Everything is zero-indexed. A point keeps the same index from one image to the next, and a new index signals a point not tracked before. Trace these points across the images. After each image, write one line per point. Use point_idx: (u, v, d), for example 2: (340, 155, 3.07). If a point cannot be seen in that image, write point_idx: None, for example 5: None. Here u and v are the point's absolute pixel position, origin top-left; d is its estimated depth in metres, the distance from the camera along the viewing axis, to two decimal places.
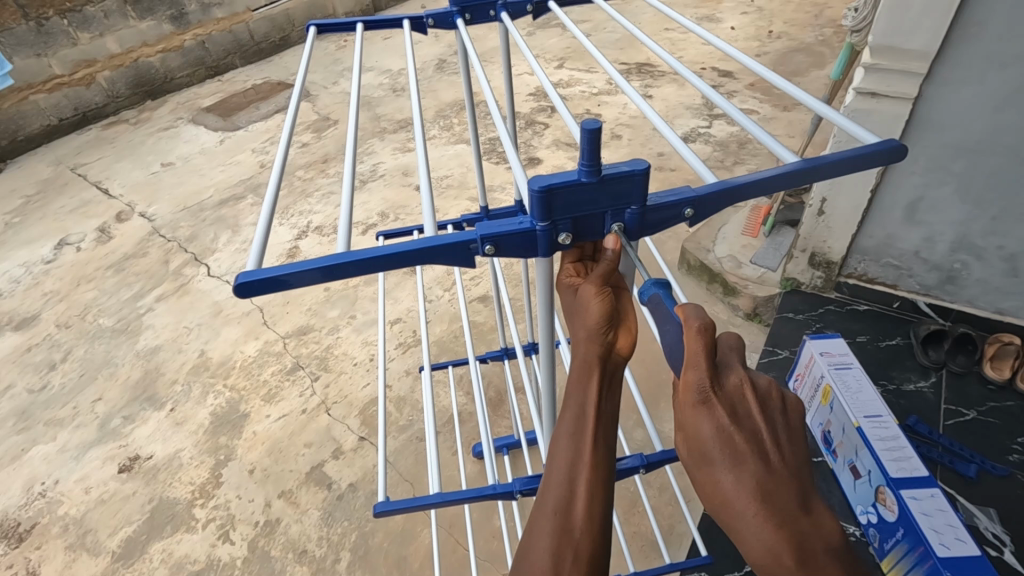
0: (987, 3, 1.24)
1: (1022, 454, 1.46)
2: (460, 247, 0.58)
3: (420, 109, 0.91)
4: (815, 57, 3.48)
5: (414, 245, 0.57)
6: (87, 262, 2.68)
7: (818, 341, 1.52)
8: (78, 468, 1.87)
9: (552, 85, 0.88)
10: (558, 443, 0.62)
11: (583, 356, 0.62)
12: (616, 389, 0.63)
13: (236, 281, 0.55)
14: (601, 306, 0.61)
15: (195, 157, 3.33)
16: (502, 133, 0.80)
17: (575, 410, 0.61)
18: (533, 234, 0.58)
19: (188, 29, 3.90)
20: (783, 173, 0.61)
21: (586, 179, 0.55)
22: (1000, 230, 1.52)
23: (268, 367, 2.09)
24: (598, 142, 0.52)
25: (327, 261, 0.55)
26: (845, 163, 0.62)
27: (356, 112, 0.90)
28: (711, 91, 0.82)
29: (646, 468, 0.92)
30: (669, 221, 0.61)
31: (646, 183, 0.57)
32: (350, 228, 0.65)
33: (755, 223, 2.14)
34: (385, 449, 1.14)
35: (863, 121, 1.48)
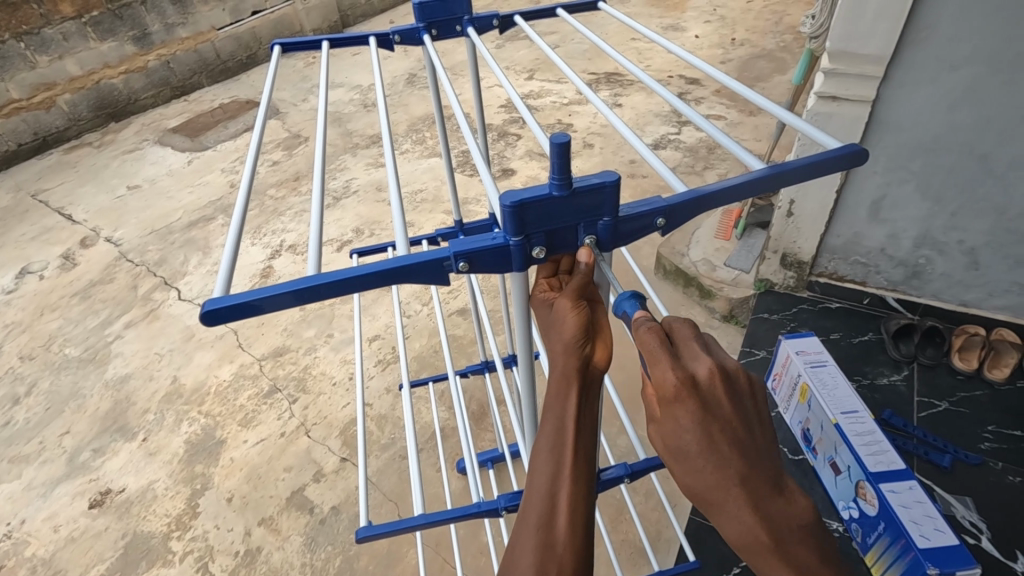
0: (934, 8, 1.29)
1: (993, 442, 1.50)
2: (434, 265, 0.57)
3: (389, 126, 0.90)
4: (776, 62, 3.59)
5: (385, 265, 0.56)
6: (51, 291, 2.59)
7: (793, 340, 1.55)
8: (45, 506, 1.80)
9: (520, 97, 0.88)
10: (539, 457, 0.61)
11: (562, 369, 0.61)
12: (594, 400, 0.63)
13: (201, 309, 0.54)
14: (577, 319, 0.61)
15: (162, 179, 3.26)
16: (473, 148, 0.79)
17: (555, 424, 0.61)
18: (506, 249, 0.58)
19: (151, 50, 3.84)
20: (750, 181, 0.62)
21: (558, 193, 0.55)
22: (960, 225, 1.57)
23: (244, 391, 2.04)
24: (568, 156, 0.52)
25: (299, 284, 0.54)
26: (812, 168, 0.63)
27: (324, 130, 0.89)
28: (677, 100, 0.83)
29: (630, 477, 0.92)
30: (641, 231, 0.62)
31: (617, 195, 0.57)
32: (320, 249, 0.64)
33: (727, 226, 2.17)
34: (366, 470, 1.12)
35: (824, 124, 1.52)
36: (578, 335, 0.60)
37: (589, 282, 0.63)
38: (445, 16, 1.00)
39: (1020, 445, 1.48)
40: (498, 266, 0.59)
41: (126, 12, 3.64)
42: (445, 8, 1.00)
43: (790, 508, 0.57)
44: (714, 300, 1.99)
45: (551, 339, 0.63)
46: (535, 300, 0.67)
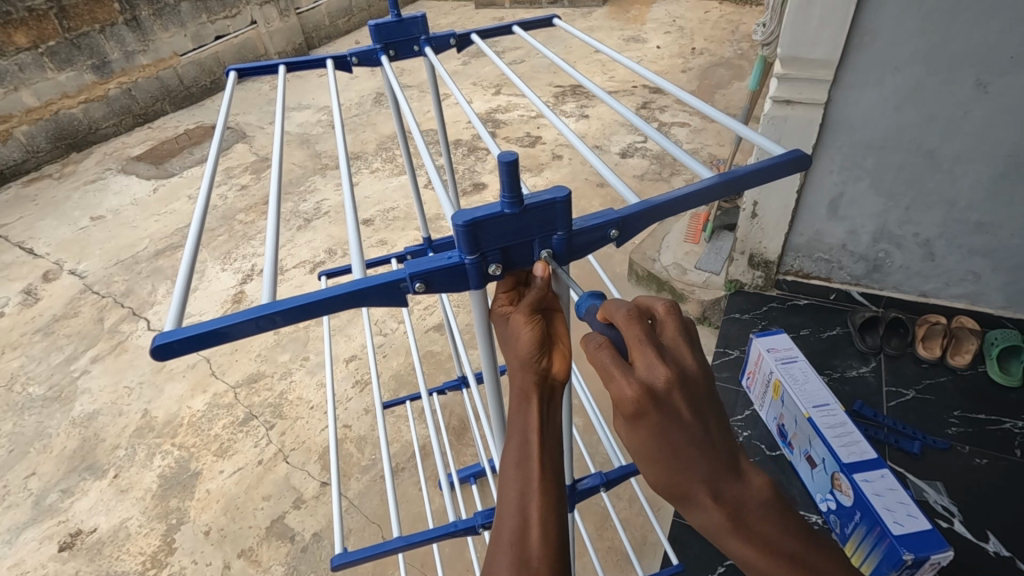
0: (877, 13, 1.35)
1: (960, 426, 1.54)
2: (390, 286, 0.57)
3: (346, 148, 0.90)
4: (734, 69, 3.70)
5: (336, 290, 0.55)
6: (12, 328, 2.50)
7: (764, 338, 1.58)
8: (10, 553, 1.72)
9: (477, 114, 0.89)
10: (508, 474, 0.62)
11: (520, 384, 0.61)
12: (556, 409, 0.63)
13: (151, 344, 0.53)
14: (532, 333, 0.60)
15: (126, 208, 3.20)
16: (431, 166, 0.80)
17: (520, 437, 0.61)
18: (462, 267, 0.58)
19: (111, 78, 3.78)
20: (701, 190, 0.63)
21: (509, 210, 0.56)
22: (914, 218, 1.63)
23: (218, 421, 1.99)
24: (516, 173, 0.53)
25: (254, 312, 0.54)
26: (758, 174, 0.65)
27: (281, 157, 0.88)
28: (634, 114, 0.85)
29: (606, 486, 0.93)
30: (596, 243, 0.63)
31: (568, 210, 0.58)
32: (275, 276, 0.64)
33: (696, 230, 2.21)
34: (338, 490, 1.09)
35: (781, 127, 1.58)
36: (534, 347, 0.60)
37: (544, 293, 0.63)
38: (402, 37, 1.01)
39: (984, 428, 1.53)
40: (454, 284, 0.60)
41: (84, 41, 3.59)
42: (401, 29, 1.01)
43: (748, 489, 0.57)
44: (686, 302, 2.03)
45: (508, 353, 0.62)
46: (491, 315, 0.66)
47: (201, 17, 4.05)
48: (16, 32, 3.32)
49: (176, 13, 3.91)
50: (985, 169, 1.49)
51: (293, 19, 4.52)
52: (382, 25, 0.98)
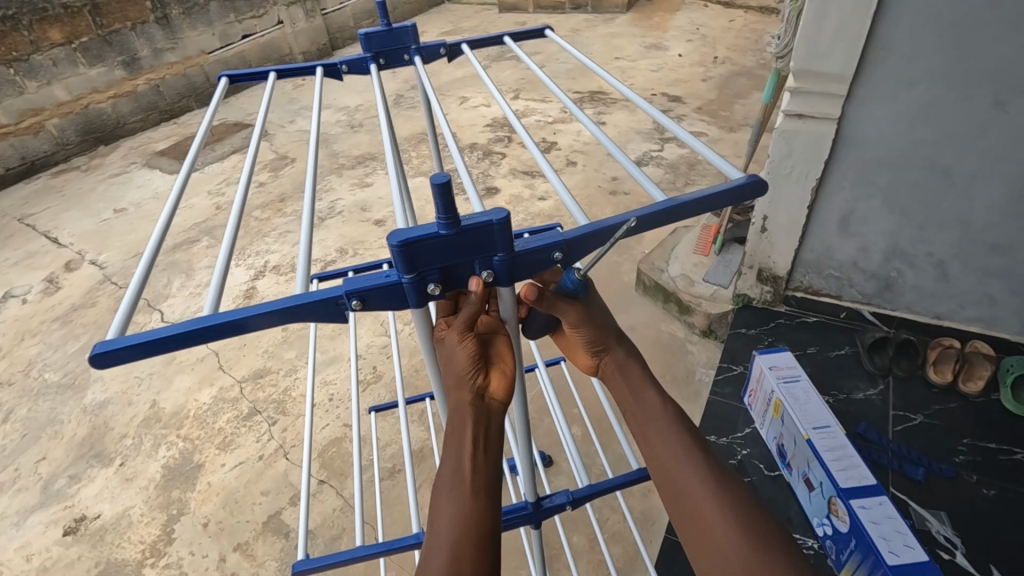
0: (892, 27, 1.33)
1: (969, 455, 1.50)
2: (327, 302, 0.57)
3: (318, 159, 0.92)
4: (756, 79, 3.65)
5: (274, 304, 0.56)
6: (33, 315, 2.58)
7: (767, 355, 1.56)
8: (17, 535, 1.77)
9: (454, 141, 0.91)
10: (440, 500, 0.63)
11: (456, 404, 0.65)
12: (493, 434, 0.67)
13: (90, 352, 0.54)
14: (467, 351, 0.65)
15: (148, 202, 3.27)
16: (394, 189, 0.83)
17: (455, 460, 0.65)
18: (400, 287, 0.59)
19: (140, 74, 3.88)
20: (648, 213, 0.62)
21: (445, 232, 0.56)
22: (927, 238, 1.59)
23: (223, 415, 2.03)
24: (450, 195, 0.53)
25: (191, 326, 0.55)
26: (712, 200, 0.65)
27: (250, 171, 0.89)
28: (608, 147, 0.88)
29: (573, 503, 0.94)
30: (539, 265, 0.62)
31: (507, 233, 0.57)
32: (221, 288, 0.64)
33: (706, 242, 2.19)
34: (307, 493, 1.08)
35: (792, 141, 1.56)
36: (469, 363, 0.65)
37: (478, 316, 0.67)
38: (393, 46, 1.02)
39: (994, 458, 1.49)
40: (396, 303, 0.61)
41: (116, 38, 3.69)
42: (392, 38, 1.02)
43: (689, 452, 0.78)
44: (693, 315, 2.00)
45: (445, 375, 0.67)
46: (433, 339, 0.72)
47: (228, 17, 4.13)
48: (51, 28, 3.42)
49: (204, 13, 4.01)
50: (1002, 189, 1.44)
51: (318, 20, 4.60)
52: (372, 34, 0.99)
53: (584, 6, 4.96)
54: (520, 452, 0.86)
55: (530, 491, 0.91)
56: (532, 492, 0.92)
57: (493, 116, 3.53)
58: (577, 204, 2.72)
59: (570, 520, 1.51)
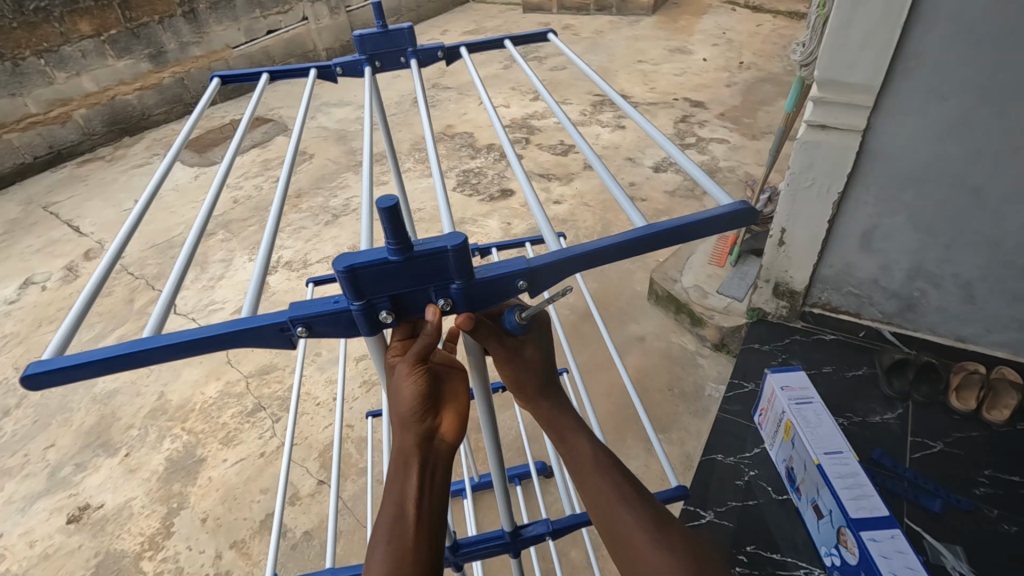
0: (922, 37, 1.26)
1: (989, 487, 1.42)
2: (271, 328, 0.55)
3: (290, 171, 0.89)
4: (782, 86, 3.56)
5: (218, 328, 0.54)
6: (51, 303, 2.62)
7: (779, 375, 1.50)
8: (22, 521, 1.79)
9: (437, 158, 0.89)
10: (377, 544, 0.62)
11: (401, 445, 0.64)
12: (439, 475, 0.65)
13: (20, 374, 0.52)
14: (415, 387, 0.61)
15: (167, 194, 3.32)
16: (364, 200, 0.79)
17: (397, 505, 0.63)
18: (348, 314, 0.56)
19: (166, 67, 3.94)
20: (623, 240, 0.59)
21: (395, 257, 0.53)
22: (954, 258, 1.52)
23: (227, 410, 2.03)
24: (399, 220, 0.49)
25: (125, 348, 0.53)
26: (691, 229, 0.61)
27: (222, 181, 0.86)
28: (598, 165, 0.83)
29: (552, 535, 0.90)
30: (502, 293, 0.59)
31: (462, 260, 0.54)
32: (167, 310, 0.63)
33: (722, 253, 2.13)
34: (286, 505, 1.05)
35: (814, 153, 1.50)
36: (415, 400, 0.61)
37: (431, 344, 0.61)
38: (388, 48, 1.00)
39: (1017, 492, 1.41)
40: (344, 329, 0.58)
41: (143, 32, 3.75)
42: (388, 40, 0.99)
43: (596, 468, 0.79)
44: (705, 327, 1.95)
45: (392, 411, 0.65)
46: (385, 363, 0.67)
47: (254, 13, 4.18)
48: (81, 20, 3.49)
49: (230, 8, 4.05)
50: None
51: (342, 17, 4.61)
52: (367, 36, 0.97)
53: (609, 7, 4.90)
54: (494, 478, 0.83)
55: (507, 520, 0.89)
56: (509, 522, 0.89)
57: (511, 117, 3.50)
58: (592, 209, 2.68)
59: (567, 536, 1.47)
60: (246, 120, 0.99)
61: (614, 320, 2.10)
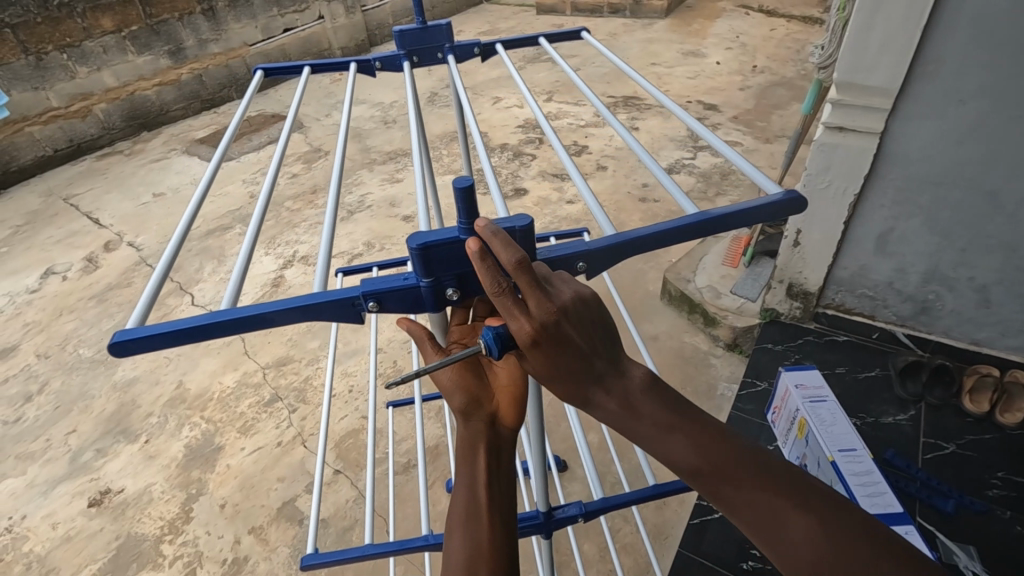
0: (942, 40, 1.28)
1: (1002, 489, 1.43)
2: (342, 302, 0.58)
3: (343, 155, 0.92)
4: (795, 90, 3.57)
5: (292, 301, 0.57)
6: (72, 292, 2.67)
7: (793, 373, 1.51)
8: (45, 503, 1.83)
9: (485, 148, 0.93)
10: (454, 532, 0.63)
11: (468, 437, 0.65)
12: (508, 461, 0.67)
13: (109, 343, 0.55)
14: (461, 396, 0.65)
15: (185, 188, 3.36)
16: (418, 185, 0.82)
17: (468, 491, 0.64)
18: (417, 290, 0.59)
19: (185, 64, 4.00)
20: (676, 227, 0.62)
21: (466, 237, 0.55)
22: (969, 261, 1.53)
23: (245, 400, 2.07)
24: (472, 201, 0.53)
25: (205, 318, 0.56)
26: (744, 216, 0.63)
27: (279, 170, 0.90)
28: (644, 155, 0.87)
29: (585, 516, 0.93)
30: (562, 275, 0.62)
31: (527, 239, 0.58)
32: (241, 279, 0.66)
33: (736, 254, 2.15)
34: (320, 487, 1.08)
35: (831, 154, 1.51)
36: (458, 379, 0.66)
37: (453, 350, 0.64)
38: (427, 44, 1.03)
39: None
40: (409, 306, 0.61)
41: (163, 28, 3.81)
42: (425, 37, 1.02)
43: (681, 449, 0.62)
44: (718, 327, 1.97)
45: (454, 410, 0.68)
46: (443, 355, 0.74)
47: (271, 11, 4.23)
48: (103, 16, 3.54)
49: (249, 6, 4.11)
50: None
51: (358, 16, 4.66)
52: (406, 32, 1.00)
53: (623, 10, 4.93)
54: (534, 459, 0.86)
55: (542, 500, 0.91)
56: (544, 502, 0.92)
57: (525, 118, 3.53)
58: (605, 209, 2.70)
59: (581, 529, 1.49)
60: (288, 112, 1.02)
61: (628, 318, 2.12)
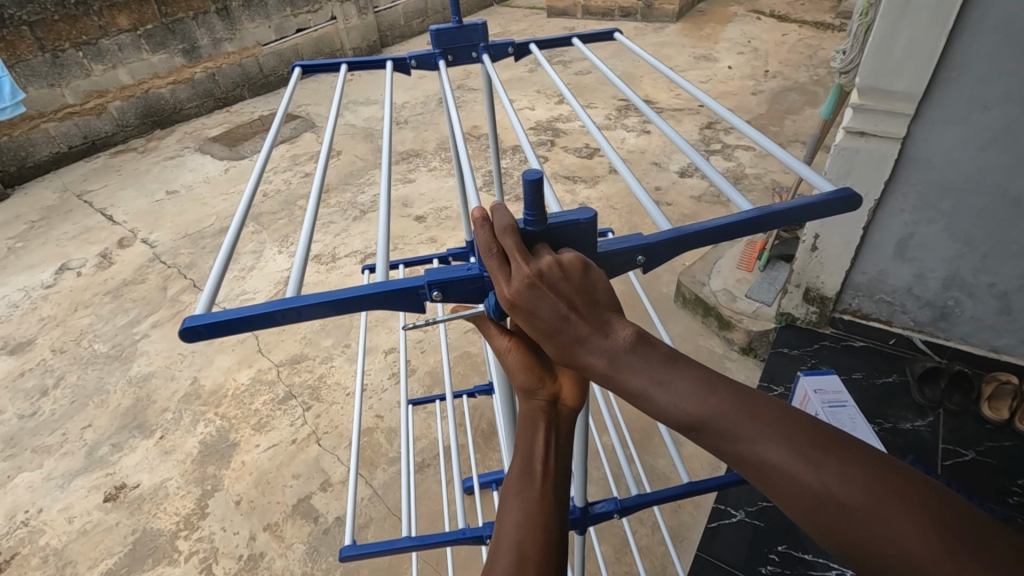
0: (968, 47, 1.28)
1: (1022, 496, 1.43)
2: (408, 292, 0.60)
3: (386, 151, 0.94)
4: (808, 95, 3.57)
5: (361, 290, 0.59)
6: (87, 288, 2.69)
7: (812, 378, 1.52)
8: (62, 497, 1.84)
9: (527, 142, 0.93)
10: (507, 504, 0.64)
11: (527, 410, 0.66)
12: (565, 439, 0.67)
13: (181, 326, 0.57)
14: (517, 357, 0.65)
15: (198, 185, 3.38)
16: (467, 178, 0.83)
17: (522, 466, 0.65)
18: (481, 280, 0.61)
19: (199, 63, 4.03)
20: (733, 221, 0.63)
21: (530, 228, 0.58)
22: (991, 267, 1.52)
23: (259, 397, 2.07)
24: (540, 192, 0.55)
25: (273, 306, 0.57)
26: (801, 211, 0.64)
27: (324, 169, 0.91)
28: (690, 149, 0.87)
29: (620, 513, 0.94)
30: (621, 267, 0.64)
31: (591, 232, 0.60)
32: (302, 268, 0.67)
33: (751, 258, 2.15)
34: (352, 483, 1.10)
35: (851, 159, 1.50)
36: (522, 359, 0.65)
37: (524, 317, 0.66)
38: (461, 43, 1.04)
39: None
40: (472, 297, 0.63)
41: (178, 27, 3.83)
42: (461, 36, 1.04)
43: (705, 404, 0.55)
44: (733, 331, 1.96)
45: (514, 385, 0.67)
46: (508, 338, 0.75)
47: (285, 11, 4.26)
48: (119, 15, 3.58)
49: (262, 6, 4.13)
50: None
51: (370, 17, 4.68)
52: (443, 31, 1.01)
53: (634, 14, 4.94)
54: (574, 455, 0.87)
55: (580, 496, 0.92)
56: (582, 496, 0.93)
57: (537, 120, 3.54)
58: (618, 212, 2.70)
59: (597, 530, 1.49)
60: (327, 110, 1.03)
61: (642, 320, 2.12)
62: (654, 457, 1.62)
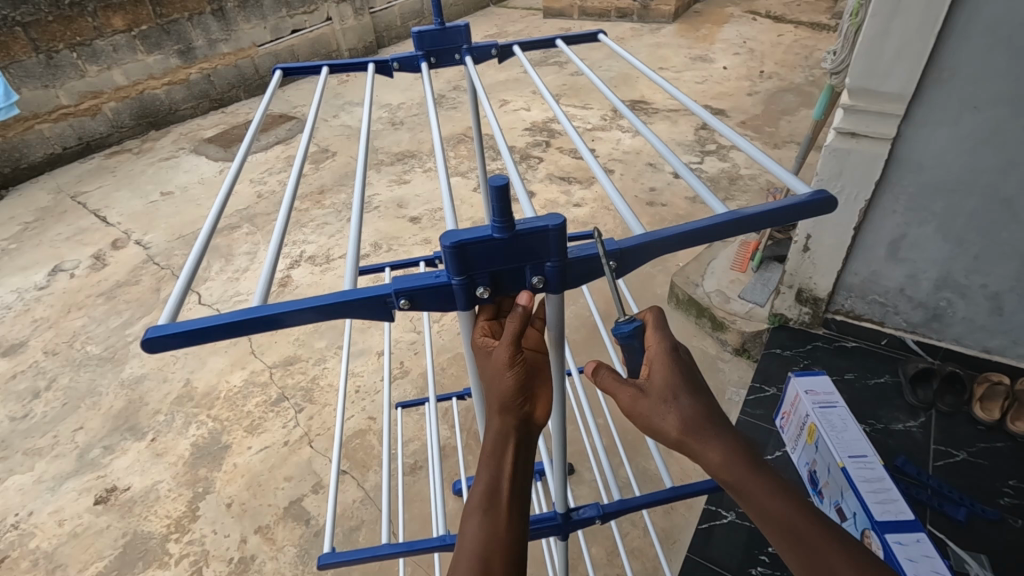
0: (956, 49, 1.29)
1: (1013, 498, 1.43)
2: (376, 300, 0.60)
3: (367, 153, 0.93)
4: (804, 96, 3.56)
5: (325, 298, 0.58)
6: (80, 289, 2.68)
7: (803, 379, 1.52)
8: (52, 500, 1.83)
9: (509, 146, 0.93)
10: (471, 519, 0.65)
11: (499, 428, 0.65)
12: (531, 454, 0.67)
13: (143, 336, 0.56)
14: (512, 379, 0.62)
15: (193, 186, 3.38)
16: (444, 183, 0.83)
17: (491, 483, 0.66)
18: (449, 287, 0.61)
19: (194, 63, 4.02)
20: (708, 227, 0.63)
21: (499, 235, 0.57)
22: (982, 268, 1.52)
23: (252, 398, 2.07)
24: (506, 198, 0.54)
25: (236, 315, 0.57)
26: (779, 216, 0.64)
27: (300, 173, 0.91)
28: (669, 152, 0.87)
29: (603, 518, 0.94)
30: (593, 273, 0.64)
31: (560, 239, 0.59)
32: (272, 277, 0.67)
33: (744, 259, 2.15)
34: (337, 487, 1.09)
35: (842, 160, 1.51)
36: (516, 386, 0.62)
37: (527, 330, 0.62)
38: (445, 46, 1.04)
39: None
40: (441, 303, 0.63)
41: (173, 28, 3.83)
42: (444, 38, 1.03)
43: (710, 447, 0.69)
44: (726, 332, 1.95)
45: (488, 398, 0.65)
46: (475, 348, 0.67)
47: (281, 12, 4.25)
48: (114, 15, 3.56)
49: (258, 6, 4.12)
50: None
51: (366, 18, 4.68)
52: (425, 33, 1.01)
53: (631, 15, 4.94)
54: (553, 458, 0.86)
55: (560, 502, 0.92)
56: (564, 502, 0.93)
57: (532, 121, 3.54)
58: (612, 212, 2.70)
59: (589, 532, 1.49)
60: (308, 113, 1.03)
61: None
62: (646, 459, 1.61)
